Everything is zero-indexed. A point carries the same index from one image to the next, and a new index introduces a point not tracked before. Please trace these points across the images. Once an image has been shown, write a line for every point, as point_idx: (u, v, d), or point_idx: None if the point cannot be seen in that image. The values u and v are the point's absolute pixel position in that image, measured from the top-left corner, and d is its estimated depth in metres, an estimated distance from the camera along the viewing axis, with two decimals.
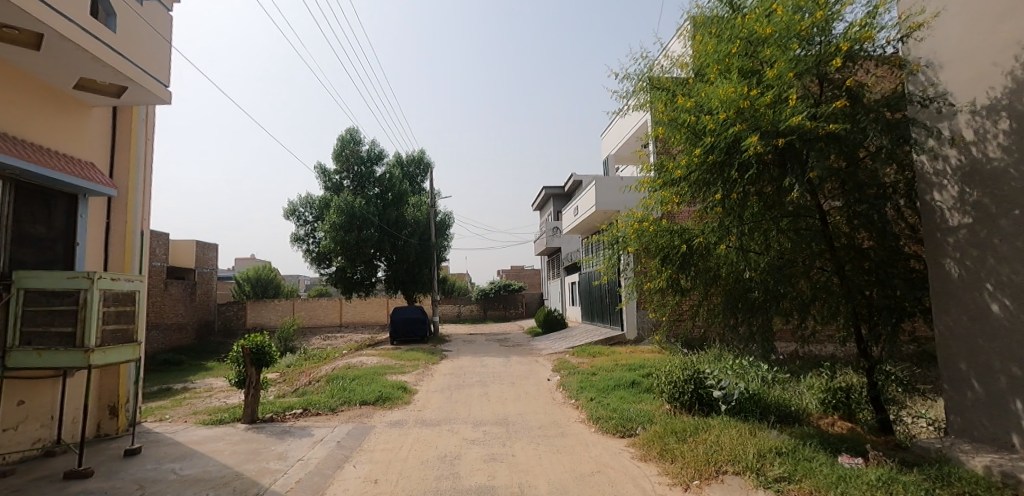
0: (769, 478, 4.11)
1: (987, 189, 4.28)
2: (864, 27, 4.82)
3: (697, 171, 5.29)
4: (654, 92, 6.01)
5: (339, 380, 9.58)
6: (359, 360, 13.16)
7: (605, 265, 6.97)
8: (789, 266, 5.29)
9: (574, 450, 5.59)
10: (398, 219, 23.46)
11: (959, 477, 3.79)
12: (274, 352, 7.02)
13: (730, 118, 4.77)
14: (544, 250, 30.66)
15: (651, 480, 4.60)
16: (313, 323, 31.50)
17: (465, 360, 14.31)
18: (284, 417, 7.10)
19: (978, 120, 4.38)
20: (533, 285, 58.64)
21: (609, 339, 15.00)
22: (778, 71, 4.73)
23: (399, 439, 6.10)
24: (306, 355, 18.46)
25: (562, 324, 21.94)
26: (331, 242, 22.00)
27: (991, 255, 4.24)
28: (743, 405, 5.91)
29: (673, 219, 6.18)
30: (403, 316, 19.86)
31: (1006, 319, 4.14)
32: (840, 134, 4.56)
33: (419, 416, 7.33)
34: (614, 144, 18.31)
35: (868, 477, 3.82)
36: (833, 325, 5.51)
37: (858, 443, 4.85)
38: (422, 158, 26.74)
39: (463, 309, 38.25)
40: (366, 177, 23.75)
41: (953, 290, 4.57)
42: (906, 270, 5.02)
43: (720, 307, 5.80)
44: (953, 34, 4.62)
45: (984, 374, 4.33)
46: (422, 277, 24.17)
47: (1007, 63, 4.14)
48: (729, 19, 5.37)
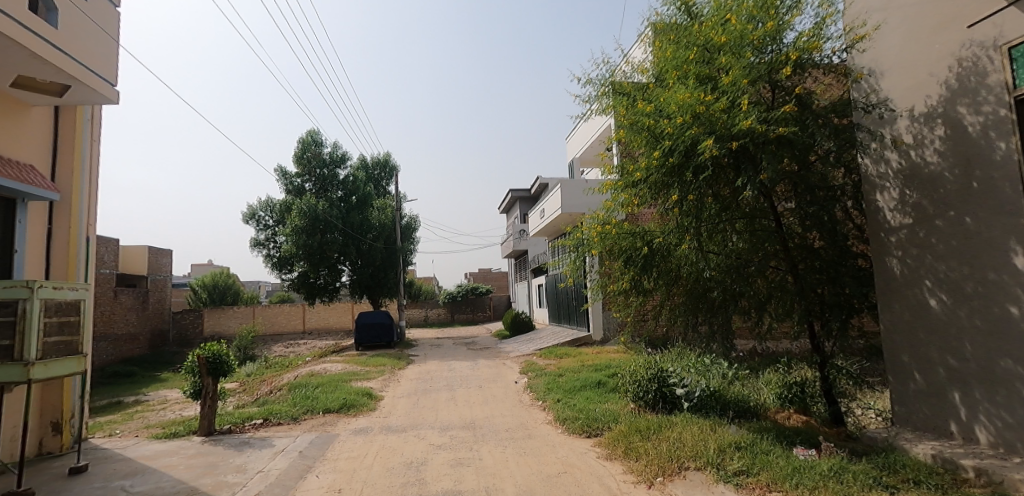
0: (729, 472, 4.24)
1: (926, 191, 4.55)
2: (812, 38, 5.06)
3: (656, 173, 5.40)
4: (616, 97, 6.13)
5: (302, 389, 9.31)
6: (322, 367, 12.86)
7: (569, 268, 7.00)
8: (745, 267, 5.49)
9: (541, 452, 5.60)
10: (363, 223, 23.04)
11: (903, 465, 4.05)
12: (233, 361, 6.78)
13: (687, 122, 4.92)
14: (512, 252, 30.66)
15: (616, 479, 4.68)
16: (274, 330, 30.66)
17: (433, 364, 14.21)
18: (244, 428, 6.86)
19: (917, 126, 4.66)
20: (499, 287, 59.04)
21: (577, 341, 15.14)
22: (733, 78, 4.89)
23: (363, 447, 5.98)
24: (268, 363, 17.90)
25: (530, 326, 21.97)
26: (293, 247, 21.36)
27: (929, 253, 4.51)
28: (704, 402, 6.04)
29: (636, 221, 6.25)
30: (369, 320, 19.46)
31: (942, 313, 4.42)
32: (792, 137, 4.74)
33: (385, 422, 7.22)
34: (579, 146, 18.43)
35: (820, 467, 4.02)
36: (787, 323, 5.66)
37: (812, 435, 5.05)
38: (387, 161, 26.53)
39: (431, 314, 38.13)
40: (329, 180, 23.26)
41: (896, 287, 4.84)
42: (855, 268, 5.30)
43: (683, 306, 5.93)
44: (893, 45, 4.89)
45: (925, 367, 4.61)
46: (387, 282, 23.82)
47: (943, 73, 4.43)
48: (688, 26, 5.56)
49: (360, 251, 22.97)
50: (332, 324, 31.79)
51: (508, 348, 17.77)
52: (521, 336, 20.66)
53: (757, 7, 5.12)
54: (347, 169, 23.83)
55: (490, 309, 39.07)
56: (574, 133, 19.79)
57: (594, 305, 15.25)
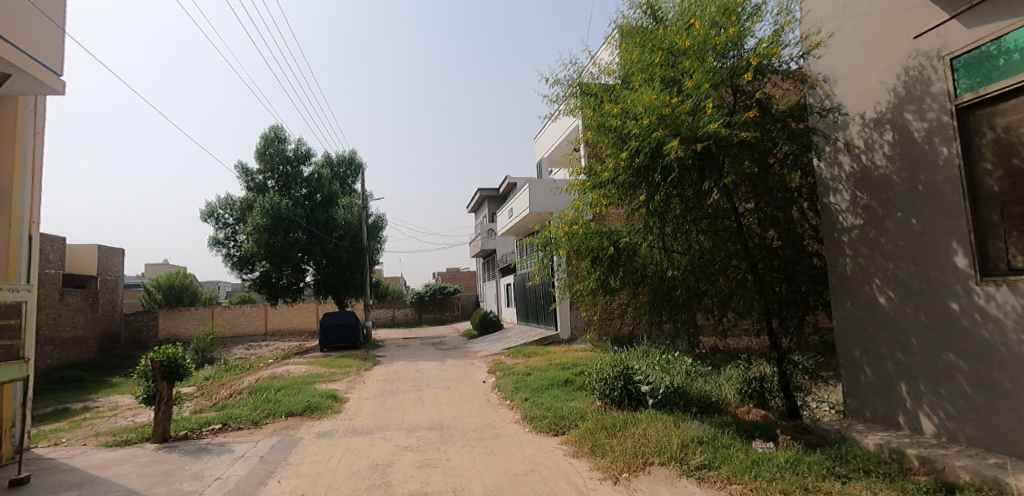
0: (692, 466, 4.34)
1: (875, 193, 4.78)
2: (771, 44, 5.21)
3: (624, 174, 5.47)
4: (584, 97, 6.20)
5: (263, 392, 9.05)
6: (285, 369, 12.53)
7: (538, 267, 7.02)
8: (708, 265, 5.65)
9: (509, 451, 5.61)
10: (328, 221, 22.53)
11: (854, 455, 4.24)
12: (189, 364, 6.52)
13: (653, 123, 5.01)
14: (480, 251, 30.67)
15: (583, 476, 4.73)
16: (235, 332, 29.72)
17: (399, 365, 14.04)
18: (201, 434, 6.61)
19: (868, 131, 4.89)
20: (468, 287, 58.96)
21: (545, 339, 15.23)
22: (696, 82, 5.02)
23: (327, 450, 5.86)
24: (228, 366, 17.33)
25: (498, 325, 21.98)
26: (254, 246, 20.70)
27: (878, 252, 4.74)
28: (668, 398, 6.17)
29: (603, 221, 6.31)
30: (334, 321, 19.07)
31: (890, 310, 4.64)
32: (752, 141, 4.89)
33: (351, 425, 7.08)
34: (547, 146, 18.57)
35: (778, 459, 4.16)
36: (747, 320, 5.84)
37: (770, 428, 5.23)
38: (353, 159, 26.09)
39: (399, 314, 37.74)
40: (292, 178, 22.60)
41: (849, 285, 5.07)
42: (810, 267, 5.53)
43: (647, 305, 5.99)
44: (846, 53, 5.13)
45: (875, 360, 4.85)
46: (354, 282, 23.42)
47: (891, 80, 4.64)
48: (653, 29, 5.65)
49: (325, 250, 22.47)
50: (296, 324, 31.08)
51: (476, 347, 17.75)
52: (489, 335, 20.69)
53: (720, 13, 5.28)
54: (312, 166, 23.27)
55: (458, 308, 38.93)
56: (541, 133, 19.92)
57: (562, 303, 15.37)
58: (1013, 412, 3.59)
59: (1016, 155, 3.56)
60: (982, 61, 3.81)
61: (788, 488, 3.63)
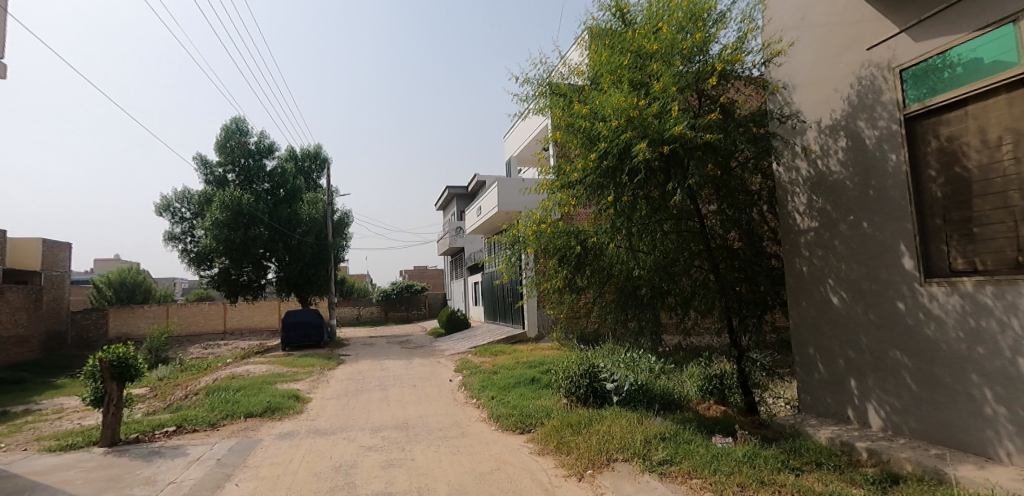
0: (654, 462, 4.43)
1: (830, 197, 4.97)
2: (735, 51, 5.36)
3: (592, 175, 5.51)
4: (553, 97, 6.24)
5: (221, 392, 8.75)
6: (244, 369, 12.15)
7: (506, 265, 7.02)
8: (672, 266, 5.71)
9: (475, 450, 5.60)
10: (291, 217, 21.95)
11: (807, 448, 4.42)
12: (141, 364, 6.25)
13: (622, 125, 5.07)
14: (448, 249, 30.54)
15: (548, 473, 4.77)
16: (191, 331, 28.63)
17: (364, 364, 13.83)
18: (154, 437, 6.34)
19: (824, 137, 5.08)
20: (435, 285, 58.59)
21: (511, 338, 15.28)
22: (664, 85, 5.10)
23: (289, 451, 5.71)
24: (183, 366, 16.66)
25: (466, 324, 21.91)
26: (213, 242, 20.01)
27: (831, 254, 4.94)
28: (632, 395, 6.27)
29: (571, 220, 6.30)
30: (298, 320, 18.67)
31: (843, 309, 4.85)
32: (716, 144, 5.03)
33: (313, 425, 6.93)
34: (516, 146, 18.65)
35: (736, 454, 4.29)
36: (709, 319, 6.00)
37: (729, 424, 5.39)
38: (319, 153, 25.55)
39: (364, 312, 37.20)
40: (254, 172, 21.94)
41: (804, 284, 5.29)
42: (768, 267, 5.77)
43: (613, 304, 6.09)
44: (805, 62, 5.33)
45: (828, 357, 5.06)
46: (319, 280, 22.91)
47: (845, 89, 4.83)
48: (622, 32, 5.74)
49: (287, 246, 21.94)
50: (257, 322, 30.27)
51: (443, 346, 17.66)
52: (456, 334, 20.63)
53: (687, 18, 5.39)
54: (274, 160, 22.64)
55: (425, 306, 38.67)
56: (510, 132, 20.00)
57: (528, 302, 15.46)
58: (953, 406, 3.80)
59: (958, 163, 3.80)
60: (928, 73, 4.03)
61: (745, 481, 3.75)
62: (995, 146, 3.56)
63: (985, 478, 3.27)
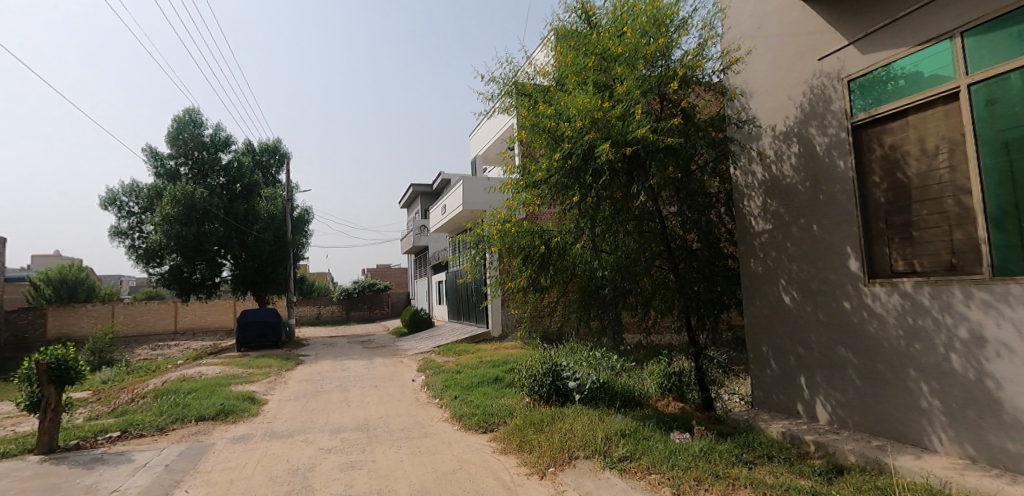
0: (615, 458, 4.50)
1: (783, 200, 5.17)
2: (696, 57, 5.50)
3: (556, 174, 5.55)
4: (518, 96, 6.27)
5: (170, 395, 8.38)
6: (197, 370, 11.67)
7: (470, 264, 6.99)
8: (634, 265, 5.84)
9: (437, 450, 5.56)
10: (248, 213, 21.18)
11: (760, 442, 4.58)
12: (83, 366, 5.92)
13: (586, 126, 5.12)
14: (413, 248, 30.19)
15: (510, 472, 4.78)
16: (138, 332, 27.29)
17: (324, 364, 13.52)
18: (96, 443, 6.01)
19: (778, 143, 5.27)
20: (399, 284, 57.91)
21: (475, 337, 15.22)
22: (627, 88, 5.18)
23: (243, 455, 5.52)
24: (131, 368, 15.86)
25: (429, 323, 21.68)
26: (163, 238, 19.14)
27: (784, 255, 5.14)
28: (594, 393, 6.35)
29: (535, 220, 6.31)
30: (254, 319, 18.07)
31: (794, 309, 5.05)
32: (677, 147, 5.13)
33: (270, 428, 6.72)
34: (481, 145, 18.61)
35: (693, 448, 4.41)
36: (669, 317, 6.13)
37: (687, 420, 5.53)
38: (278, 148, 24.83)
39: (325, 311, 36.44)
40: (209, 165, 21.12)
41: (758, 284, 5.49)
42: (725, 268, 5.96)
43: (576, 304, 6.16)
44: (761, 70, 5.53)
45: (779, 355, 5.27)
46: (277, 278, 22.23)
47: (798, 97, 5.04)
48: (587, 34, 5.82)
49: (243, 244, 21.17)
50: (209, 322, 29.07)
51: (406, 346, 17.46)
52: (419, 334, 20.45)
53: (650, 23, 5.49)
54: (230, 154, 21.79)
55: (388, 306, 38.08)
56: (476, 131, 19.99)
57: (492, 301, 15.44)
58: (892, 399, 4.02)
59: (900, 170, 4.03)
60: (874, 85, 4.25)
61: (701, 476, 3.85)
62: (932, 155, 3.79)
63: (921, 467, 3.48)
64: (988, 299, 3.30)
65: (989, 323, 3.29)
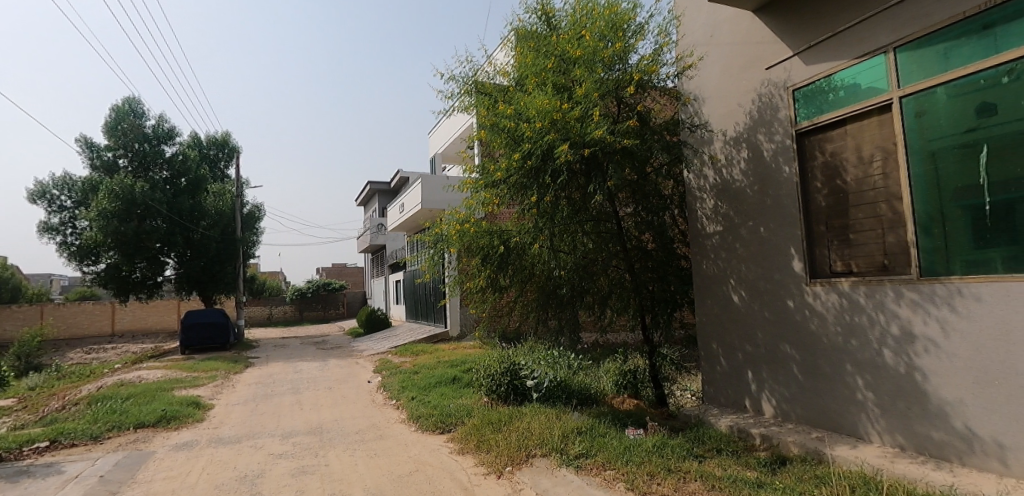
0: (571, 455, 4.56)
1: (733, 203, 5.36)
2: (651, 62, 5.61)
3: (515, 174, 5.58)
4: (478, 95, 6.26)
5: (106, 402, 7.89)
6: (136, 375, 11.05)
7: (428, 264, 6.92)
8: (591, 266, 5.97)
9: (393, 452, 5.48)
10: (194, 208, 20.19)
11: (710, 436, 4.75)
12: (7, 373, 5.50)
13: (545, 127, 5.16)
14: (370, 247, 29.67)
15: (468, 472, 4.77)
16: (71, 334, 25.57)
17: (275, 366, 13.07)
18: (22, 454, 5.60)
19: (729, 148, 5.45)
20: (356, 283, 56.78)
21: (432, 337, 15.10)
22: (586, 90, 5.24)
23: (187, 463, 5.27)
24: (63, 373, 14.85)
25: (384, 323, 21.19)
26: (99, 234, 18.07)
27: (734, 256, 5.34)
28: (551, 391, 6.45)
29: (494, 220, 6.31)
30: (197, 320, 17.25)
31: (742, 307, 5.25)
32: (633, 149, 5.23)
33: (216, 434, 6.44)
34: (440, 143, 18.51)
35: (646, 444, 4.52)
36: (625, 317, 6.23)
37: (641, 416, 5.67)
38: (227, 142, 23.88)
39: (276, 311, 35.31)
40: (151, 158, 20.02)
41: (709, 284, 5.69)
42: (678, 268, 6.16)
43: (534, 303, 6.22)
44: (713, 77, 5.72)
45: (729, 352, 5.47)
46: (224, 277, 21.22)
47: (747, 104, 5.24)
48: (547, 35, 5.86)
49: (188, 241, 20.17)
50: (150, 324, 27.52)
51: (362, 346, 17.13)
52: (373, 334, 20.18)
53: (608, 27, 5.57)
54: (175, 146, 20.75)
55: (344, 306, 37.25)
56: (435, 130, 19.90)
57: (450, 301, 15.38)
58: (831, 393, 4.25)
59: (839, 177, 4.25)
60: (816, 95, 4.47)
61: (654, 470, 3.96)
62: (868, 162, 4.03)
63: (856, 456, 3.69)
64: (916, 298, 3.53)
65: (917, 321, 3.52)
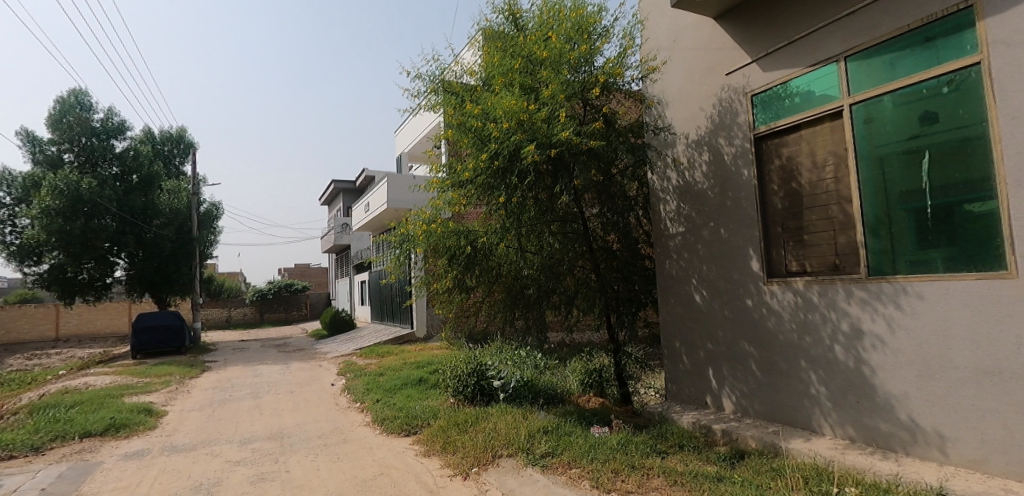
0: (537, 455, 4.58)
1: (695, 205, 5.49)
2: (616, 65, 5.70)
3: (482, 175, 5.55)
4: (445, 94, 6.23)
5: (48, 410, 7.47)
6: (82, 381, 10.50)
7: (394, 264, 6.84)
8: (558, 265, 6.04)
9: (357, 456, 5.38)
10: (147, 206, 19.31)
11: (672, 433, 4.86)
12: None
13: (512, 127, 5.18)
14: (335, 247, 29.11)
15: (433, 474, 4.73)
16: (10, 339, 24.09)
17: (234, 370, 12.65)
18: None
19: (691, 150, 5.58)
20: (321, 284, 55.59)
21: (399, 338, 14.94)
22: (552, 91, 5.28)
23: (137, 473, 5.04)
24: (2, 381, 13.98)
25: (350, 323, 20.97)
26: (43, 233, 17.17)
27: (696, 256, 5.47)
28: (518, 391, 6.52)
29: (461, 220, 6.26)
30: (151, 324, 16.60)
31: (703, 306, 5.39)
32: (599, 151, 5.30)
33: (169, 442, 6.19)
34: (406, 142, 18.30)
35: (611, 442, 4.59)
36: (591, 316, 6.30)
37: (605, 414, 5.75)
38: (182, 138, 23.08)
39: (236, 313, 34.25)
40: (99, 153, 19.09)
41: (672, 284, 5.81)
42: (642, 268, 6.28)
43: (501, 303, 6.22)
44: (676, 81, 5.84)
45: (691, 350, 5.61)
46: (178, 278, 20.31)
47: (708, 108, 5.37)
48: (514, 36, 5.88)
49: (140, 240, 19.31)
50: (98, 327, 26.24)
51: (326, 348, 16.78)
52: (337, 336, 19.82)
53: (574, 29, 5.63)
54: (125, 141, 19.83)
55: (308, 307, 36.44)
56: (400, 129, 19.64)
57: (416, 301, 15.25)
58: (786, 388, 4.41)
59: (794, 180, 4.42)
60: (773, 100, 4.63)
61: (619, 467, 4.02)
62: (821, 167, 4.19)
63: (809, 448, 3.84)
64: (865, 296, 3.70)
65: (866, 318, 3.69)
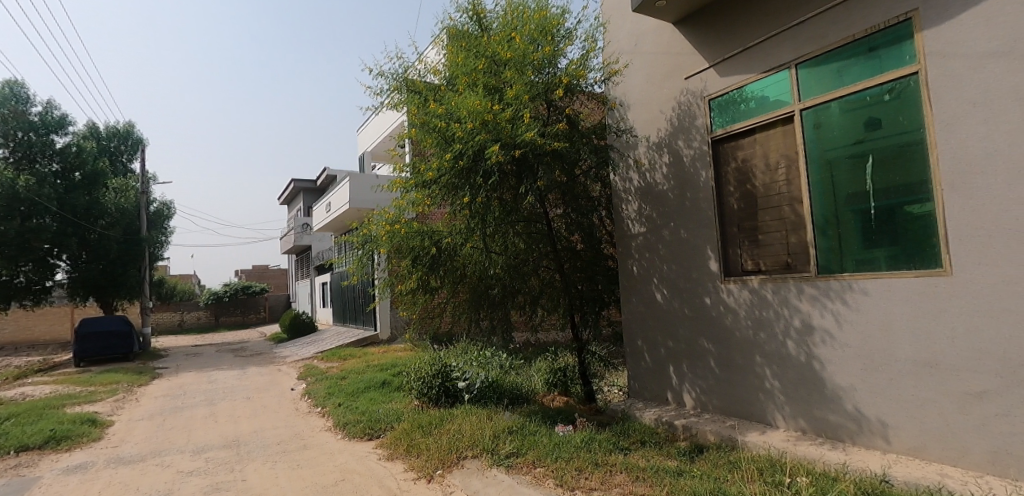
0: (501, 455, 4.58)
1: (656, 205, 5.61)
2: (579, 67, 5.76)
3: (446, 175, 5.51)
4: (409, 93, 6.16)
5: None
6: (18, 392, 9.86)
7: (357, 266, 6.72)
8: (523, 265, 6.06)
9: (318, 462, 5.26)
10: (92, 206, 18.29)
11: (634, 429, 4.95)
12: None
13: (476, 127, 5.16)
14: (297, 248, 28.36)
15: (397, 478, 4.67)
16: None
17: (187, 377, 12.14)
18: None
19: (652, 152, 5.70)
20: (282, 285, 54.08)
21: (363, 340, 14.69)
22: (517, 92, 5.30)
23: (80, 488, 4.77)
24: None
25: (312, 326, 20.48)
26: None
27: (657, 256, 5.59)
28: (483, 392, 6.46)
29: (425, 220, 6.27)
30: (96, 330, 15.76)
31: (664, 305, 5.52)
32: (562, 152, 5.35)
33: (116, 454, 5.88)
34: (370, 142, 18.01)
35: (575, 440, 4.64)
36: (555, 316, 6.36)
37: (570, 413, 5.81)
38: (129, 133, 22.07)
39: (190, 317, 32.90)
40: (38, 148, 17.90)
41: (635, 283, 5.93)
42: (606, 267, 6.37)
43: (466, 303, 6.20)
44: (637, 84, 5.96)
45: (652, 347, 5.73)
46: (127, 280, 19.36)
47: (668, 111, 5.50)
48: (478, 36, 5.87)
49: (83, 241, 18.29)
50: (38, 335, 24.75)
51: (286, 352, 16.34)
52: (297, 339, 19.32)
53: (538, 31, 5.66)
54: (66, 137, 18.66)
55: (268, 310, 35.38)
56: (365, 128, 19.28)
57: (380, 303, 15.04)
58: (743, 383, 4.57)
59: (750, 182, 4.57)
60: (729, 105, 4.78)
61: (582, 465, 4.07)
62: (774, 169, 4.36)
63: (764, 441, 3.98)
64: (815, 293, 3.87)
65: (815, 314, 3.86)
